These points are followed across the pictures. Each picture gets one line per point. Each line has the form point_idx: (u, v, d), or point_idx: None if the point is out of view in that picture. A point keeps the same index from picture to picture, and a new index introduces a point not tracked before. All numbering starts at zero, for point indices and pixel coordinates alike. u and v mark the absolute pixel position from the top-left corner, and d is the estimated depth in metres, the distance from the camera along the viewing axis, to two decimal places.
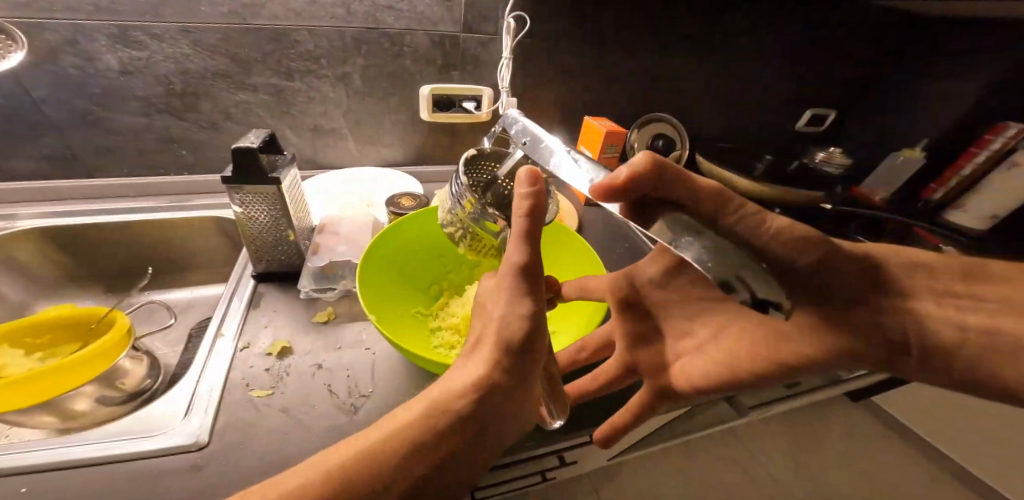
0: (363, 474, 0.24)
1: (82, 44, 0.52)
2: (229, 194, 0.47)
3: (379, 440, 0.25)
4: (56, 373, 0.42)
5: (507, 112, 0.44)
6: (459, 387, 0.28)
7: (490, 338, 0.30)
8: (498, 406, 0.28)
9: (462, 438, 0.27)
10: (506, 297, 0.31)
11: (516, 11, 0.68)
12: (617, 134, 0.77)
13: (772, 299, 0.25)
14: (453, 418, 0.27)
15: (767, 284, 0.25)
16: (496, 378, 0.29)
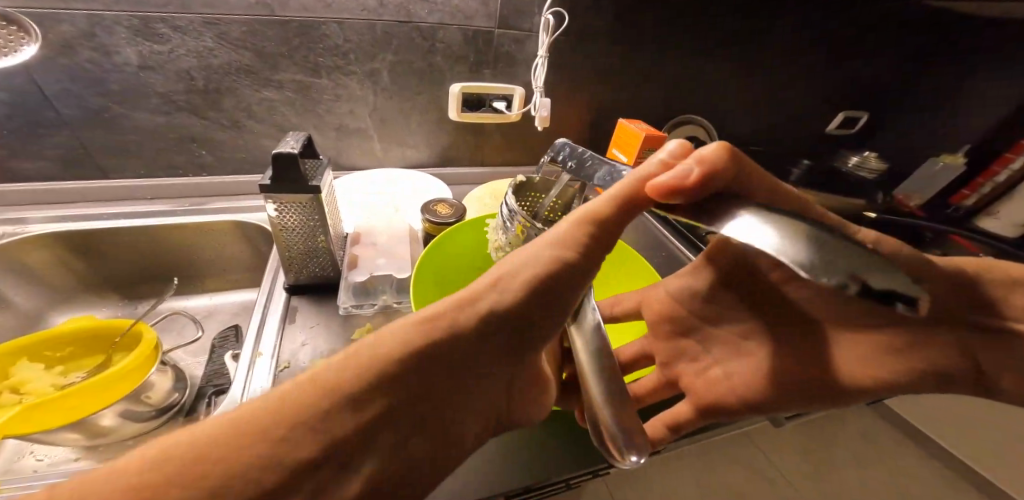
0: (313, 393, 0.20)
1: (101, 37, 0.49)
2: (266, 201, 0.43)
3: (335, 367, 0.21)
4: (84, 391, 0.40)
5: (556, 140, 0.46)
6: (439, 319, 0.25)
7: (486, 285, 0.29)
8: (476, 355, 0.26)
9: (431, 380, 0.23)
10: (543, 246, 0.31)
11: (555, 7, 0.63)
12: (656, 138, 0.72)
13: (900, 287, 0.18)
14: (426, 351, 0.23)
15: (880, 268, 0.18)
16: (482, 323, 0.26)
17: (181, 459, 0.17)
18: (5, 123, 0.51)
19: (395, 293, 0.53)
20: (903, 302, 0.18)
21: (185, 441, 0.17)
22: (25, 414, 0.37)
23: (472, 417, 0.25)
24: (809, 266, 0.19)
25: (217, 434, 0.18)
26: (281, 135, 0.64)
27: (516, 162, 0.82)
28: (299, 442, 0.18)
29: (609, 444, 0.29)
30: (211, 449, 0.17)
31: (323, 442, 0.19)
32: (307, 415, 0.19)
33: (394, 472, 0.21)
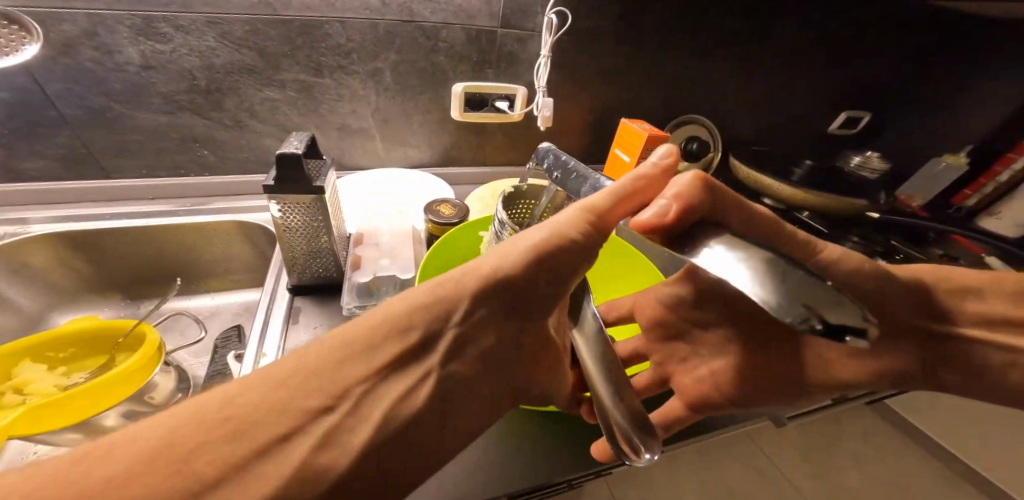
0: (321, 349, 0.21)
1: (103, 36, 0.48)
2: (270, 201, 0.43)
3: (342, 343, 0.22)
4: (87, 392, 0.40)
5: (540, 145, 0.46)
6: (447, 285, 0.25)
7: (493, 254, 0.28)
8: (483, 318, 0.26)
9: (436, 339, 0.24)
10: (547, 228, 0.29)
11: (558, 6, 0.63)
12: (659, 137, 0.71)
13: (851, 321, 0.19)
14: (432, 312, 0.24)
15: (836, 303, 0.19)
16: (491, 287, 0.26)
17: (203, 407, 0.18)
18: (5, 123, 0.51)
19: (398, 293, 0.53)
20: (852, 337, 0.19)
21: (205, 393, 0.19)
22: (29, 415, 0.37)
23: (480, 378, 0.25)
24: (775, 305, 0.20)
25: (234, 385, 0.19)
26: (283, 134, 0.63)
27: (518, 162, 0.82)
28: (310, 389, 0.20)
29: (625, 443, 0.29)
30: (228, 399, 0.19)
31: (333, 390, 0.20)
32: (316, 366, 0.20)
33: (405, 423, 0.21)
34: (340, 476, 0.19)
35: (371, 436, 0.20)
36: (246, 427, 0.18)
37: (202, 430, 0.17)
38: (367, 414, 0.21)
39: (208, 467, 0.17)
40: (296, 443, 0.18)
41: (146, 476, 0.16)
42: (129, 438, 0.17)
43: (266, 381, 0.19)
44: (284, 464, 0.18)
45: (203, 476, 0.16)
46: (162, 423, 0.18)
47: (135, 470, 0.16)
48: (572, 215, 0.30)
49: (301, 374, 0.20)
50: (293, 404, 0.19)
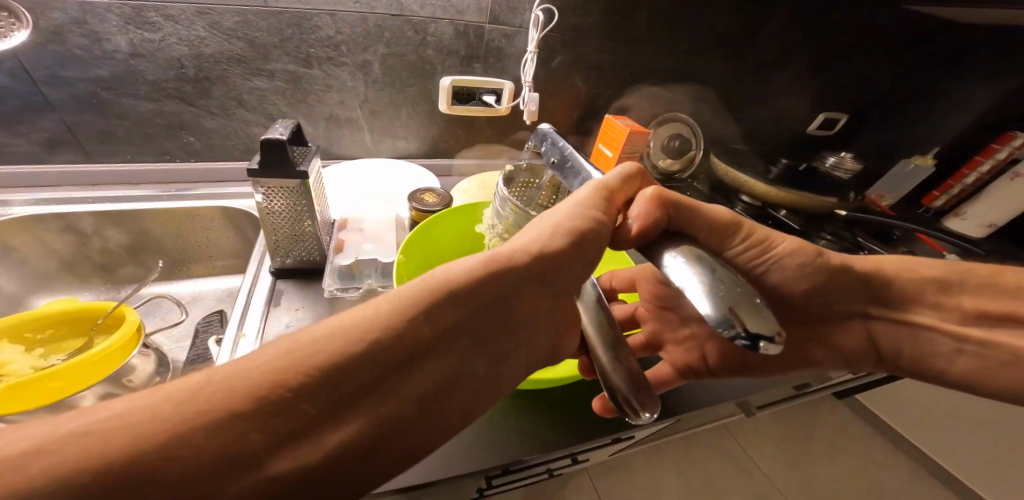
0: (389, 309, 0.21)
1: (92, 24, 0.48)
2: (253, 186, 0.44)
3: (402, 302, 0.22)
4: (64, 372, 0.40)
5: (538, 128, 0.49)
6: (498, 257, 0.26)
7: (541, 230, 0.29)
8: (531, 291, 0.26)
9: (491, 307, 0.24)
10: (568, 209, 0.31)
11: (545, 4, 0.64)
12: (640, 133, 0.73)
13: (764, 334, 0.22)
14: (489, 280, 0.25)
15: (759, 318, 0.22)
16: (538, 262, 0.27)
17: (294, 356, 0.19)
18: None
19: (380, 277, 0.54)
20: (763, 345, 0.22)
21: (290, 343, 0.19)
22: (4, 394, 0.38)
23: (528, 345, 0.26)
24: (708, 315, 0.23)
25: (316, 338, 0.19)
26: (270, 123, 0.64)
27: (503, 155, 0.84)
28: (385, 346, 0.20)
29: (628, 406, 0.31)
30: (313, 349, 0.19)
31: (405, 348, 0.21)
32: (388, 324, 0.21)
33: (464, 382, 0.22)
34: (409, 425, 0.20)
35: (437, 392, 0.21)
36: (330, 376, 0.18)
37: (296, 375, 0.18)
38: (432, 373, 0.21)
39: (307, 410, 0.18)
40: (372, 394, 0.19)
41: (239, 422, 0.16)
42: (230, 377, 0.17)
43: (345, 334, 0.20)
44: (366, 410, 0.19)
45: (302, 415, 0.18)
46: (257, 368, 0.18)
47: (247, 409, 0.17)
48: (586, 195, 0.32)
49: (375, 331, 0.20)
50: (373, 358, 0.19)
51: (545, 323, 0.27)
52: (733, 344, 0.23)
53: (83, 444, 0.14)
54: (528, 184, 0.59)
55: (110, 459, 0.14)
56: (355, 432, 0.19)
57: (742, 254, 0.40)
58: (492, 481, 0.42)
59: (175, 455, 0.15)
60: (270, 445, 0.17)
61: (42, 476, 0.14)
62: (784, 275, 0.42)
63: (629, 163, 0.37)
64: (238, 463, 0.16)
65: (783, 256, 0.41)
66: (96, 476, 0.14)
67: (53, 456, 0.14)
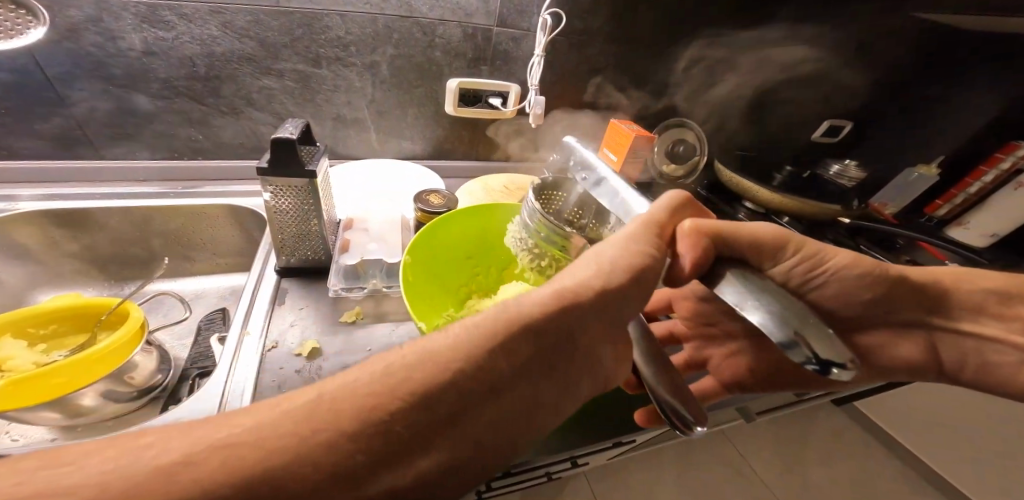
0: (471, 337, 0.22)
1: (107, 22, 0.49)
2: (261, 185, 0.44)
3: (482, 333, 0.22)
4: (68, 369, 0.40)
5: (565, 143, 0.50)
6: (571, 290, 0.25)
7: (604, 260, 0.28)
8: (602, 325, 0.25)
9: (565, 342, 0.24)
10: (622, 241, 0.30)
11: (554, 8, 0.64)
12: (645, 138, 0.74)
13: (836, 360, 0.24)
14: (564, 314, 0.24)
15: (830, 344, 0.25)
16: (607, 294, 0.26)
17: (391, 381, 0.19)
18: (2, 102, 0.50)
19: (385, 277, 0.54)
20: (834, 370, 0.24)
21: (387, 366, 0.20)
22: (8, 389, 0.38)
23: (596, 379, 0.26)
24: (778, 341, 0.26)
25: (409, 363, 0.20)
26: (278, 122, 0.64)
27: (508, 158, 0.84)
28: (467, 377, 0.20)
29: (679, 422, 0.30)
30: (405, 375, 0.20)
31: (485, 380, 0.21)
32: (473, 354, 0.21)
33: (537, 415, 0.22)
34: (487, 453, 0.21)
35: (513, 424, 0.21)
36: (419, 405, 0.19)
37: (394, 400, 0.19)
38: (509, 405, 0.21)
39: (402, 434, 0.18)
40: (456, 422, 0.20)
41: (341, 446, 0.17)
42: (338, 397, 0.18)
43: (432, 364, 0.20)
44: (450, 439, 0.19)
45: (396, 441, 0.18)
46: (358, 392, 0.19)
47: (353, 429, 0.18)
48: (636, 229, 0.32)
49: (461, 361, 0.21)
50: (459, 387, 0.20)
51: (614, 354, 0.27)
52: (803, 368, 0.25)
53: (218, 457, 0.16)
54: (557, 197, 0.56)
55: (239, 479, 0.15)
56: (441, 459, 0.19)
57: (800, 267, 0.40)
58: (494, 483, 0.42)
59: (294, 472, 0.16)
60: (371, 465, 0.18)
61: (186, 486, 0.15)
62: (838, 285, 0.43)
63: (677, 192, 0.37)
64: (343, 482, 0.17)
65: (829, 265, 0.41)
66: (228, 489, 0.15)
67: (195, 466, 0.16)
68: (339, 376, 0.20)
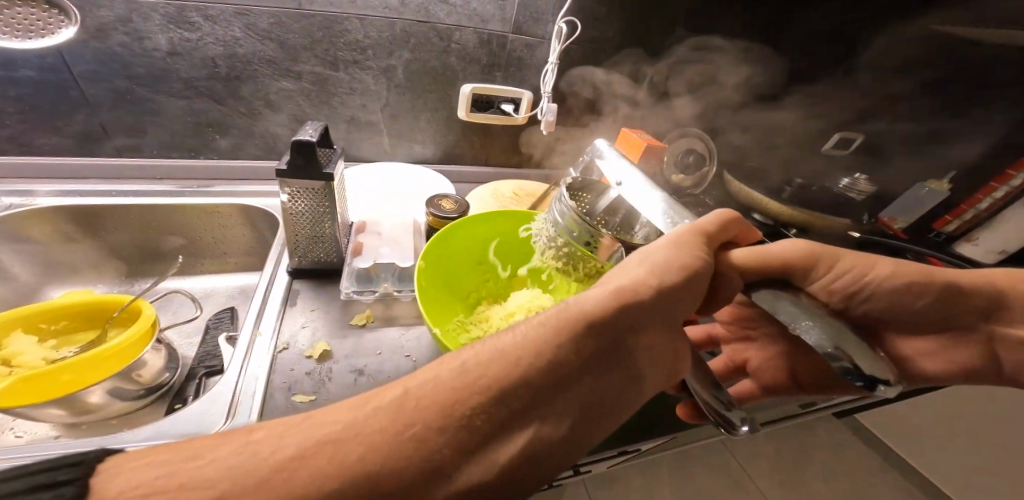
0: (534, 338, 0.24)
1: (137, 23, 0.50)
2: (279, 186, 0.44)
3: (545, 333, 0.24)
4: (81, 366, 0.40)
5: (596, 144, 0.48)
6: (624, 290, 0.27)
7: (652, 263, 0.29)
8: (655, 326, 0.27)
9: (622, 339, 0.25)
10: (672, 245, 0.32)
11: (569, 16, 0.65)
12: (656, 147, 0.74)
13: (880, 377, 0.25)
14: (620, 313, 0.25)
15: (872, 361, 0.25)
16: (659, 297, 0.27)
17: (467, 378, 0.22)
18: (28, 99, 0.51)
19: (396, 281, 0.54)
20: (879, 387, 0.25)
21: (462, 366, 0.23)
22: (17, 386, 0.37)
23: (658, 375, 0.27)
24: (822, 351, 0.27)
25: (480, 363, 0.23)
26: (294, 124, 0.64)
27: (519, 164, 0.84)
28: (534, 373, 0.23)
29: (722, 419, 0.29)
30: (480, 373, 0.22)
31: (551, 375, 0.23)
32: (538, 353, 0.23)
33: (604, 408, 0.24)
34: (561, 442, 0.22)
35: (581, 415, 0.23)
36: (492, 398, 0.21)
37: (472, 395, 0.21)
38: (576, 398, 0.23)
39: (481, 426, 0.21)
40: (528, 414, 0.22)
41: (428, 435, 0.20)
42: (422, 395, 0.21)
43: (502, 363, 0.23)
44: (524, 429, 0.21)
45: (478, 430, 0.21)
46: (441, 387, 0.22)
47: (438, 422, 0.20)
48: (685, 234, 0.33)
49: (527, 359, 0.23)
50: (527, 383, 0.22)
51: (673, 354, 0.27)
52: (848, 382, 0.26)
53: (327, 452, 0.19)
54: (582, 200, 0.49)
55: (353, 463, 0.19)
56: (520, 446, 0.21)
57: (842, 280, 0.41)
58: None
59: (392, 463, 0.19)
60: (457, 454, 0.20)
61: (303, 480, 0.18)
62: (884, 298, 0.43)
63: (723, 211, 0.38)
64: (433, 470, 0.19)
65: (867, 277, 0.42)
66: (339, 479, 0.18)
67: (308, 460, 0.19)
68: (420, 375, 0.23)
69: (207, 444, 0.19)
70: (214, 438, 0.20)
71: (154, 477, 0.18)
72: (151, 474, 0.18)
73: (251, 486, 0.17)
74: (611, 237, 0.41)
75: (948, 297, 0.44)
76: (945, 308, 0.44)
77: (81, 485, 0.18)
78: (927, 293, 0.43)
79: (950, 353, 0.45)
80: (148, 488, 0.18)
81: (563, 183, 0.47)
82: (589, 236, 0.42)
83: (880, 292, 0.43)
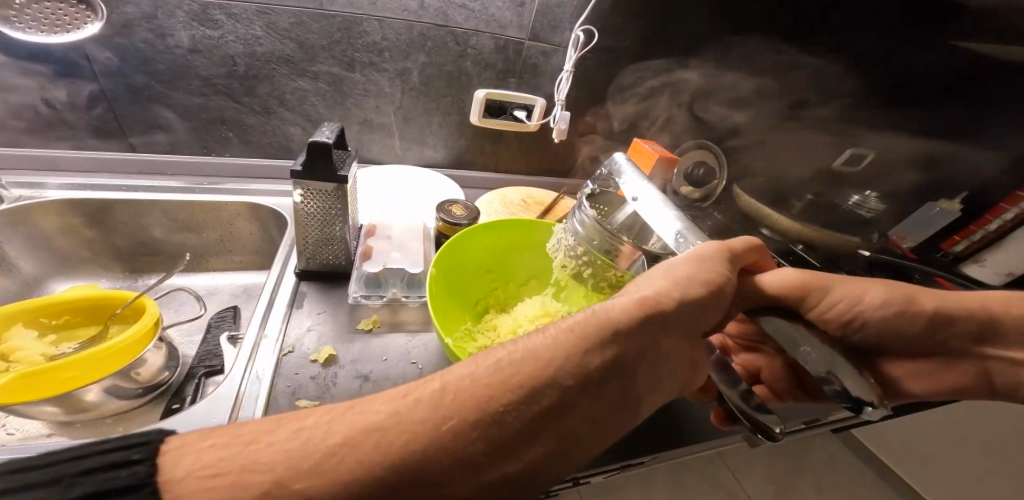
0: (566, 338, 0.23)
1: (161, 20, 0.50)
2: (292, 185, 0.44)
3: (576, 335, 0.23)
4: (81, 363, 0.39)
5: (614, 156, 0.47)
6: (650, 299, 0.26)
7: (680, 274, 0.28)
8: (681, 334, 0.26)
9: (651, 345, 0.24)
10: (697, 256, 0.31)
11: (587, 25, 0.64)
12: (669, 160, 0.73)
13: (867, 400, 0.26)
14: (648, 321, 0.25)
15: (858, 381, 0.27)
16: (684, 307, 0.27)
17: (501, 375, 0.22)
18: (47, 92, 0.51)
19: (404, 286, 0.53)
20: (866, 409, 0.26)
21: (495, 362, 0.22)
22: (16, 384, 0.36)
23: (681, 379, 0.26)
24: (813, 373, 0.28)
25: (514, 360, 0.22)
26: (308, 124, 0.64)
27: (528, 171, 0.84)
28: (566, 374, 0.22)
29: (753, 423, 0.29)
30: (514, 369, 0.22)
31: (581, 379, 0.22)
32: (570, 354, 0.22)
33: (631, 411, 0.23)
34: (586, 444, 0.22)
35: (608, 418, 0.23)
36: (524, 397, 0.21)
37: (507, 392, 0.21)
38: (604, 401, 0.23)
39: (514, 424, 0.20)
40: (560, 415, 0.21)
41: (464, 429, 0.20)
42: (458, 389, 0.21)
43: (536, 362, 0.22)
44: (554, 429, 0.21)
45: (510, 427, 0.20)
46: (478, 382, 0.21)
47: (475, 417, 0.20)
48: (710, 248, 0.32)
49: (560, 359, 0.22)
50: (560, 383, 0.22)
51: (693, 365, 0.27)
52: (838, 405, 0.27)
53: (372, 441, 0.18)
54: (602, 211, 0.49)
55: (395, 452, 0.18)
56: (548, 447, 0.21)
57: (833, 309, 0.41)
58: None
59: (432, 456, 0.19)
60: (488, 450, 0.20)
61: (352, 467, 0.18)
62: (879, 325, 0.42)
63: (747, 238, 0.37)
64: (468, 463, 0.19)
65: (861, 306, 0.41)
66: (383, 469, 0.18)
67: (355, 447, 0.18)
68: (455, 369, 0.22)
69: (260, 430, 0.19)
70: (264, 424, 0.19)
71: (217, 458, 0.17)
72: (214, 455, 0.17)
73: (306, 469, 0.17)
74: (632, 246, 0.40)
75: (942, 321, 0.42)
76: (941, 332, 0.43)
77: (148, 464, 0.17)
78: (920, 319, 0.42)
79: (950, 373, 0.44)
80: (217, 467, 0.17)
81: (581, 195, 0.47)
82: (609, 246, 0.41)
83: (875, 320, 0.42)
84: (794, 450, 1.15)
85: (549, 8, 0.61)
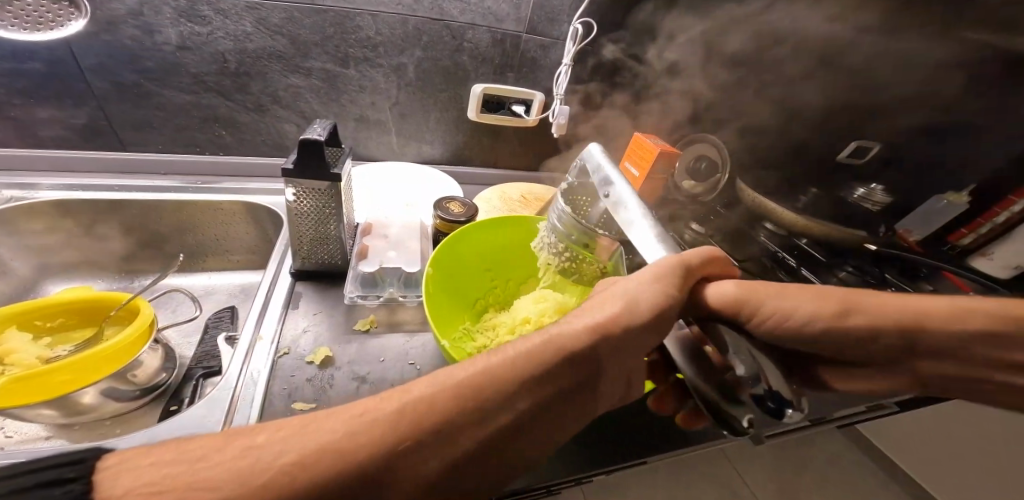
0: (522, 361, 0.23)
1: (147, 16, 0.49)
2: (287, 184, 0.43)
3: (530, 357, 0.23)
4: (76, 365, 0.39)
5: (588, 149, 0.45)
6: (606, 322, 0.25)
7: (641, 291, 0.28)
8: (634, 354, 0.26)
9: (600, 367, 0.24)
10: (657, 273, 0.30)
11: (585, 17, 0.63)
12: (670, 154, 0.71)
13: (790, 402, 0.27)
14: (601, 344, 0.24)
15: (782, 383, 0.28)
16: (642, 328, 0.26)
17: (459, 396, 0.21)
18: (37, 91, 0.51)
19: (402, 286, 0.52)
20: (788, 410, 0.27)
21: (454, 382, 0.21)
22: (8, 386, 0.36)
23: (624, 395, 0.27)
24: (747, 369, 0.28)
25: (472, 381, 0.21)
26: (304, 122, 0.63)
27: (526, 166, 0.83)
28: (519, 397, 0.22)
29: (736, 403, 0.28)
30: (471, 390, 0.21)
31: (531, 402, 0.22)
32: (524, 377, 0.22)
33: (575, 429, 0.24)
34: (531, 459, 0.23)
35: (553, 436, 0.23)
36: (477, 419, 0.21)
37: (461, 413, 0.20)
38: (551, 422, 0.23)
39: (465, 445, 0.20)
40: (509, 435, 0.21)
41: (418, 451, 0.19)
42: (416, 408, 0.20)
43: (493, 382, 0.22)
44: (502, 450, 0.21)
45: (461, 449, 0.20)
46: (435, 404, 0.20)
47: (428, 439, 0.19)
48: (672, 264, 0.31)
49: (514, 382, 0.22)
50: (511, 407, 0.22)
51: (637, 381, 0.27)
52: (762, 405, 0.27)
53: (327, 462, 0.18)
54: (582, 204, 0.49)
55: (348, 475, 0.18)
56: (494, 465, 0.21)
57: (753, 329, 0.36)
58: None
59: (384, 476, 0.18)
60: (438, 470, 0.19)
61: (305, 489, 0.17)
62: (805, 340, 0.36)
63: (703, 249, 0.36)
64: (418, 484, 0.19)
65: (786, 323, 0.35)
66: (341, 488, 0.18)
67: (308, 471, 0.17)
68: (412, 385, 0.21)
69: (208, 447, 0.18)
70: (213, 440, 0.19)
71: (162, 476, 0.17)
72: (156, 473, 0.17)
73: (258, 487, 0.17)
74: (610, 237, 0.40)
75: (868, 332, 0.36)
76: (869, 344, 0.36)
77: (84, 483, 0.17)
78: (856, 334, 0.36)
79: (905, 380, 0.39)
80: (161, 485, 0.16)
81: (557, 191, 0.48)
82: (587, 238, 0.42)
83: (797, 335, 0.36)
84: (798, 448, 1.13)
85: (546, 1, 0.60)
